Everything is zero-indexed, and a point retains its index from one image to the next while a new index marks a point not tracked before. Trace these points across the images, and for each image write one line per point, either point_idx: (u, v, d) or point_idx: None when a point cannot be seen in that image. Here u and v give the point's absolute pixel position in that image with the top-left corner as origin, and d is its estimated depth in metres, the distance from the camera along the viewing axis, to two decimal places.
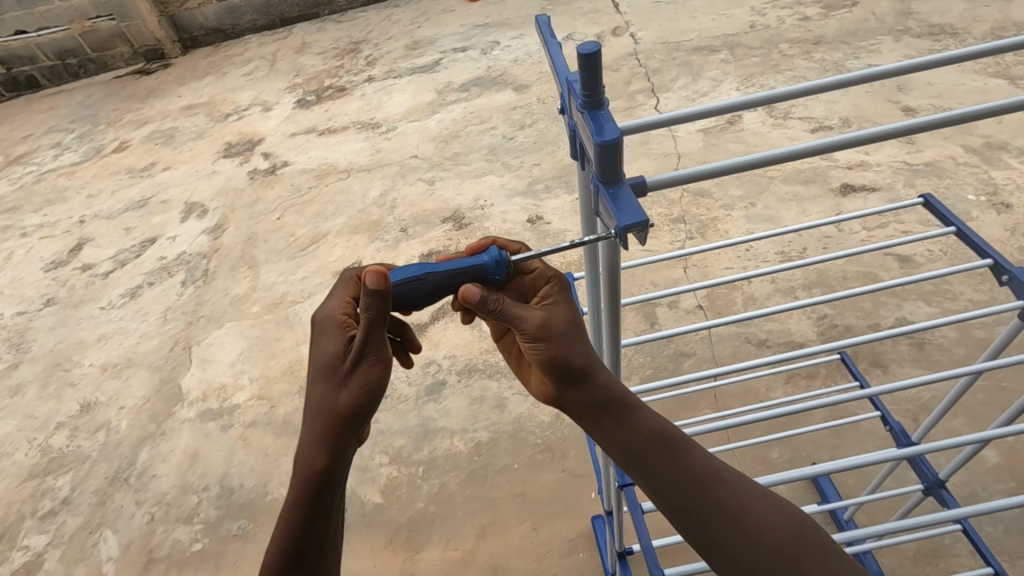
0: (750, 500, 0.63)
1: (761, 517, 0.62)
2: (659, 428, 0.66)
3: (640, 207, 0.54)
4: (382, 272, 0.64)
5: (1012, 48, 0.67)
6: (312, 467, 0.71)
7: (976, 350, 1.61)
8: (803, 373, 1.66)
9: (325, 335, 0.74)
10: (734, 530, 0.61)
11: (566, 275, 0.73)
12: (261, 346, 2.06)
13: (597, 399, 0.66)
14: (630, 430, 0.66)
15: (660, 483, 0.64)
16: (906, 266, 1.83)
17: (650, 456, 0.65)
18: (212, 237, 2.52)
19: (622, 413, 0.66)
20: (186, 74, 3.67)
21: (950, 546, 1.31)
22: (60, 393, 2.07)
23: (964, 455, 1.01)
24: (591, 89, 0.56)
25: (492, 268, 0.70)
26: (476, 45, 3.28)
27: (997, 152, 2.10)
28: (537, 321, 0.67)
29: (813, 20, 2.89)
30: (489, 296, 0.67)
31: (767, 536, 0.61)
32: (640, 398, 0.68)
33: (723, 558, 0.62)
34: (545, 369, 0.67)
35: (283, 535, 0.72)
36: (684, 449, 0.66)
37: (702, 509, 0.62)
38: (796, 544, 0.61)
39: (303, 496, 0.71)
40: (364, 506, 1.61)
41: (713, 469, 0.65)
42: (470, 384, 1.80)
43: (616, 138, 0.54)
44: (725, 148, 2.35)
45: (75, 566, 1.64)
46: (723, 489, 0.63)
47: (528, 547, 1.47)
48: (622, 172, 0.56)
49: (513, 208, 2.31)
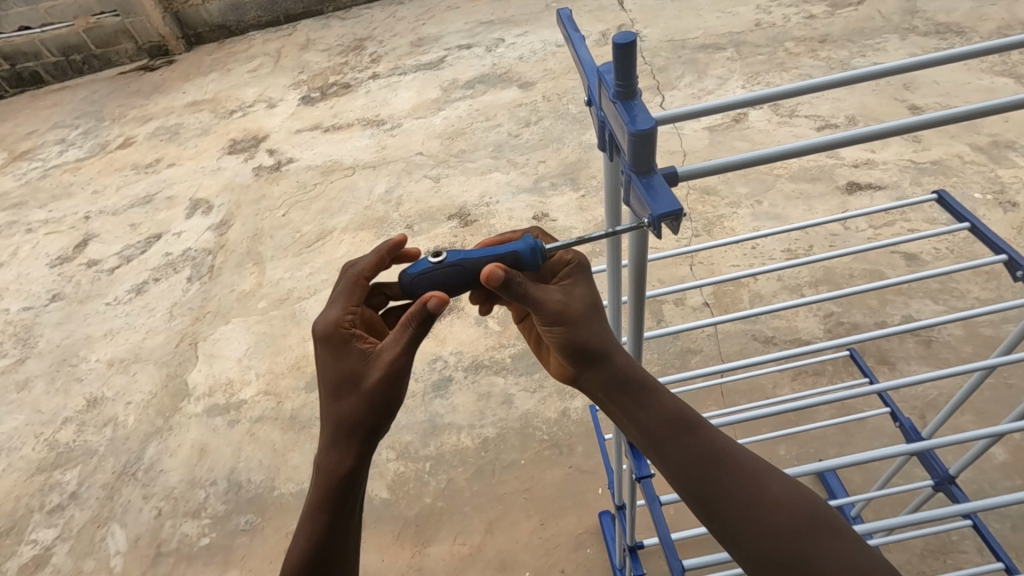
0: (766, 483, 0.63)
1: (776, 501, 0.62)
2: (675, 410, 0.66)
3: (675, 196, 0.55)
4: (445, 299, 0.65)
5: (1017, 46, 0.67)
6: (338, 468, 0.72)
7: (983, 348, 1.62)
8: (809, 371, 1.67)
9: (335, 351, 0.72)
10: (748, 513, 0.62)
11: (585, 259, 0.73)
12: (267, 342, 2.07)
13: (614, 381, 0.67)
14: (646, 412, 0.66)
15: (675, 464, 0.64)
16: (912, 264, 1.83)
17: (665, 437, 0.65)
18: (218, 233, 2.52)
19: (639, 393, 0.67)
20: (191, 70, 3.68)
21: (958, 542, 1.32)
22: (67, 388, 2.08)
23: (975, 452, 1.01)
24: (625, 79, 0.56)
25: (527, 255, 0.69)
26: (480, 42, 3.28)
27: (1004, 150, 2.10)
28: (556, 305, 0.67)
29: (819, 18, 2.89)
30: (513, 278, 0.65)
31: (781, 519, 0.61)
32: (658, 381, 0.68)
33: (737, 541, 0.62)
34: (562, 351, 0.68)
35: (311, 527, 0.74)
36: (701, 431, 0.66)
37: (716, 492, 0.63)
38: (810, 528, 0.61)
39: (327, 493, 0.73)
40: (371, 501, 1.61)
41: (729, 451, 0.65)
42: (477, 380, 1.81)
43: (651, 128, 0.54)
44: (731, 146, 2.35)
45: (84, 560, 1.65)
46: (739, 472, 0.63)
47: (536, 542, 1.48)
48: (654, 162, 0.57)
49: (519, 206, 2.31)
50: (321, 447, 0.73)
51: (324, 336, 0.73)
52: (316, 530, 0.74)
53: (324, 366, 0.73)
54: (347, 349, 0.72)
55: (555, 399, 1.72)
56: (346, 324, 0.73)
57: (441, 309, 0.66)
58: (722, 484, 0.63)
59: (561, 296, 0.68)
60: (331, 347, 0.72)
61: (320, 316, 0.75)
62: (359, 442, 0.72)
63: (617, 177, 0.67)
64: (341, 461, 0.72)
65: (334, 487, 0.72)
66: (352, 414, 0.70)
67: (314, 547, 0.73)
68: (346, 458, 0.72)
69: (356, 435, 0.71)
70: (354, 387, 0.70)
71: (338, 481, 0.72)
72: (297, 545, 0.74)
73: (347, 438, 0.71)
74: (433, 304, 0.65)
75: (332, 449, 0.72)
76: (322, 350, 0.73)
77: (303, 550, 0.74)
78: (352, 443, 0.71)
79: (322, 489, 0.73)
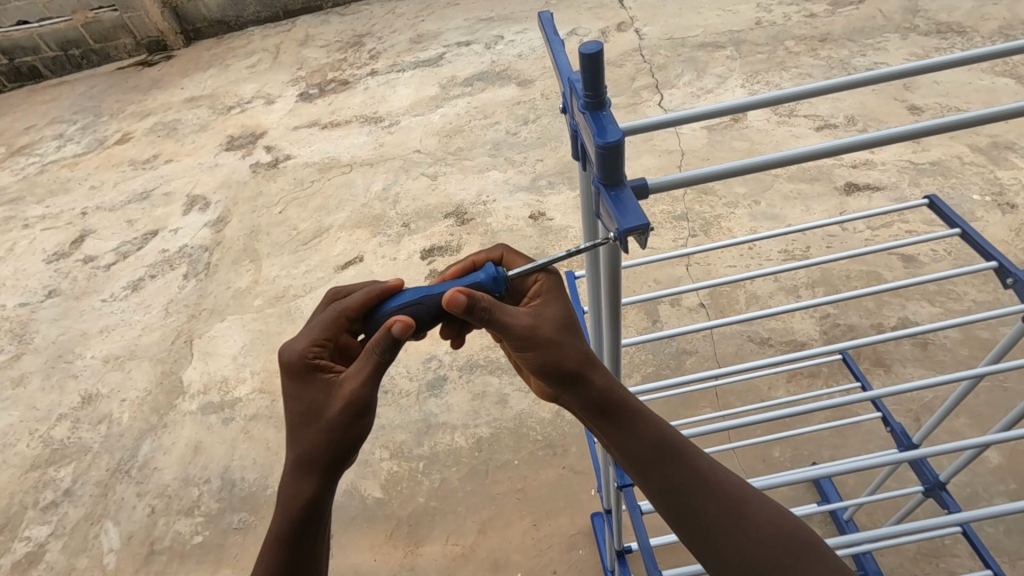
0: (751, 503, 0.63)
1: (761, 521, 0.62)
2: (659, 430, 0.65)
3: (643, 210, 0.54)
4: (408, 323, 0.67)
5: (1010, 53, 0.67)
6: (299, 495, 0.69)
7: (979, 351, 1.61)
8: (805, 373, 1.66)
9: (299, 384, 0.71)
10: (736, 535, 0.62)
11: (555, 275, 0.72)
12: (263, 339, 2.06)
13: (600, 402, 0.65)
14: (630, 434, 0.65)
15: (663, 488, 0.63)
16: (909, 266, 1.83)
17: (651, 461, 0.64)
18: (214, 230, 2.52)
19: (624, 416, 0.65)
20: (189, 66, 3.67)
21: (950, 546, 1.32)
22: (63, 385, 2.08)
23: (964, 459, 1.00)
24: (593, 89, 0.56)
25: (489, 282, 0.70)
26: (479, 39, 3.26)
27: (1003, 152, 2.09)
28: (526, 327, 0.66)
29: (820, 17, 2.87)
30: (477, 301, 0.64)
31: (768, 537, 0.62)
32: (639, 398, 0.67)
33: (722, 561, 0.62)
34: (542, 373, 0.66)
35: (271, 554, 0.70)
36: (685, 452, 0.65)
37: (704, 516, 0.62)
38: (794, 544, 0.62)
39: (288, 524, 0.70)
40: (364, 500, 1.61)
41: (714, 473, 0.64)
42: (472, 379, 1.80)
43: (618, 140, 0.53)
44: (730, 145, 2.34)
45: (77, 557, 1.65)
46: (725, 493, 0.63)
47: (529, 542, 1.47)
48: (623, 174, 0.56)
49: (517, 204, 2.31)
50: (284, 476, 0.71)
51: (286, 367, 0.72)
52: (275, 564, 0.70)
53: (288, 396, 0.72)
54: (311, 380, 0.71)
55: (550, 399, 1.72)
56: (312, 357, 0.72)
57: (406, 332, 0.67)
58: (710, 506, 0.63)
59: (531, 316, 0.67)
60: (294, 380, 0.71)
61: (289, 344, 0.74)
62: (321, 472, 0.69)
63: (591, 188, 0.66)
64: (302, 491, 0.69)
65: (295, 517, 0.70)
66: (314, 445, 0.69)
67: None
68: (309, 489, 0.69)
69: (319, 465, 0.69)
70: (316, 418, 0.69)
71: (300, 512, 0.69)
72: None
73: (309, 466, 0.69)
74: (396, 330, 0.67)
75: (294, 479, 0.70)
76: (286, 382, 0.72)
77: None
78: (313, 472, 0.69)
79: (284, 518, 0.70)
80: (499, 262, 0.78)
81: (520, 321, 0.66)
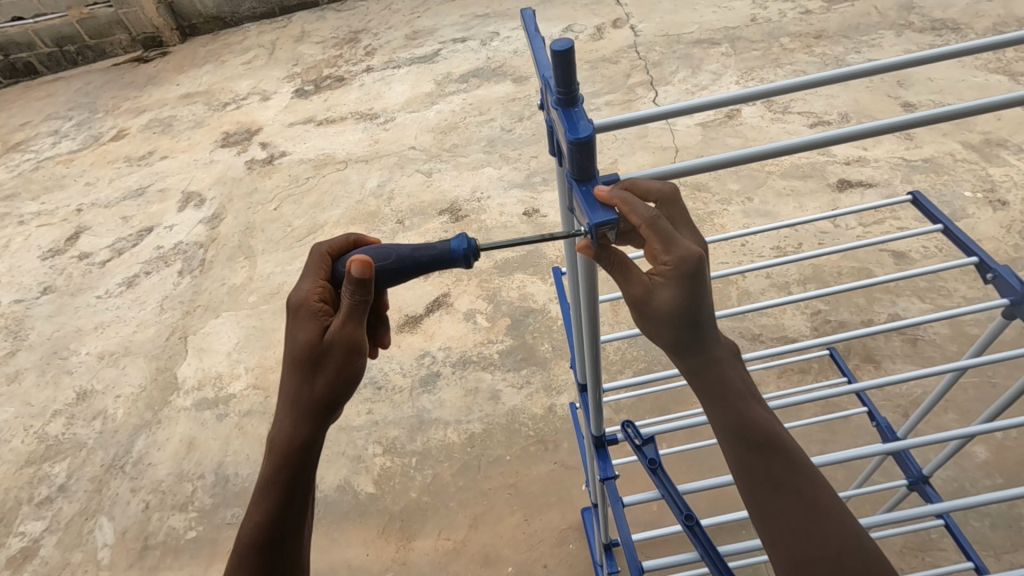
0: (836, 517, 0.57)
1: (831, 533, 0.56)
2: (756, 421, 0.61)
3: (611, 203, 0.58)
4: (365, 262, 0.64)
5: (972, 52, 0.68)
6: (290, 441, 0.70)
7: (968, 346, 1.62)
8: (795, 368, 1.68)
9: (299, 322, 0.69)
10: (802, 542, 0.56)
11: (701, 275, 0.58)
12: (257, 336, 2.07)
13: (705, 377, 0.62)
14: (725, 413, 0.61)
15: (743, 466, 0.60)
16: (900, 262, 1.84)
17: (738, 440, 0.60)
18: (209, 226, 2.52)
19: (721, 397, 0.62)
20: (185, 62, 3.66)
21: (937, 540, 1.33)
22: (58, 380, 2.09)
23: (946, 454, 1.00)
24: (565, 86, 0.58)
25: (457, 250, 0.64)
26: (475, 36, 3.26)
27: (995, 148, 2.10)
28: (637, 292, 0.60)
29: (815, 14, 2.88)
30: (603, 255, 0.58)
31: (835, 547, 0.56)
32: (747, 385, 0.63)
33: (783, 555, 0.57)
34: (644, 336, 0.64)
35: (261, 502, 0.70)
36: (783, 445, 0.60)
37: (773, 514, 0.58)
38: (862, 568, 0.55)
39: (282, 470, 0.70)
40: (358, 495, 1.62)
41: (804, 477, 0.59)
42: (465, 375, 1.81)
43: (589, 136, 0.56)
44: (724, 141, 2.34)
45: (71, 552, 1.66)
46: (808, 500, 0.58)
47: (520, 537, 1.48)
48: (593, 170, 0.59)
49: (511, 201, 2.31)
50: (275, 422, 0.71)
51: (293, 309, 0.70)
52: (267, 511, 0.70)
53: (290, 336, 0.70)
54: (309, 323, 0.69)
55: (542, 395, 1.72)
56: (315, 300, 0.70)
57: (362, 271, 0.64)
58: (782, 501, 0.58)
59: (603, 250, 0.58)
60: (297, 322, 0.69)
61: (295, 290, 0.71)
62: (317, 416, 0.70)
63: (565, 182, 0.69)
64: (296, 435, 0.70)
65: (286, 462, 0.70)
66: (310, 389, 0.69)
67: (259, 535, 0.69)
68: (302, 433, 0.70)
69: (315, 409, 0.70)
70: (310, 358, 0.68)
71: (294, 458, 0.70)
72: (246, 529, 0.70)
73: (304, 411, 0.70)
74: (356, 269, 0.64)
75: (290, 425, 0.70)
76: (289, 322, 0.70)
77: (250, 537, 0.70)
78: (306, 417, 0.70)
79: (276, 465, 0.70)
80: (667, 202, 0.64)
81: (640, 276, 0.60)
